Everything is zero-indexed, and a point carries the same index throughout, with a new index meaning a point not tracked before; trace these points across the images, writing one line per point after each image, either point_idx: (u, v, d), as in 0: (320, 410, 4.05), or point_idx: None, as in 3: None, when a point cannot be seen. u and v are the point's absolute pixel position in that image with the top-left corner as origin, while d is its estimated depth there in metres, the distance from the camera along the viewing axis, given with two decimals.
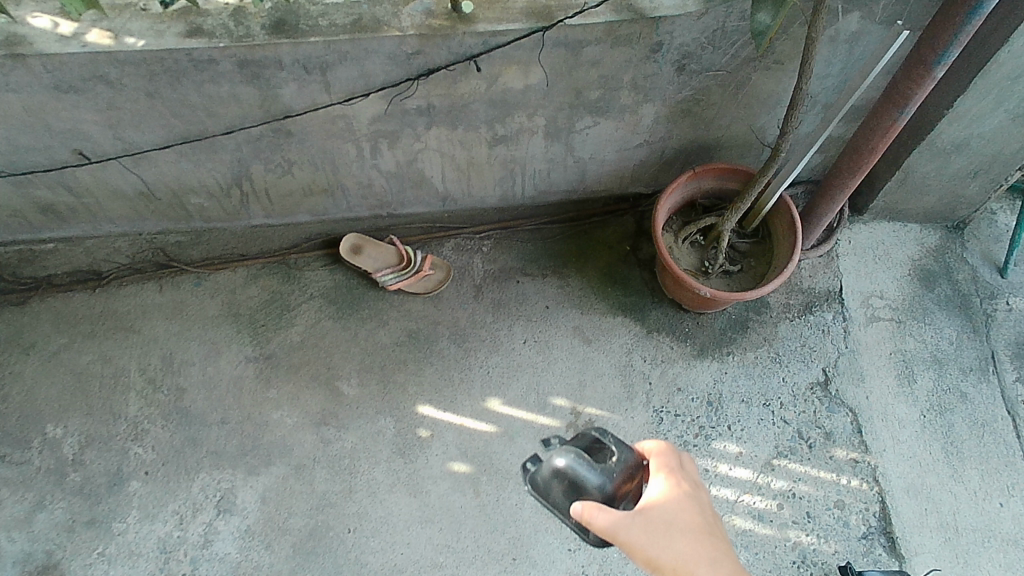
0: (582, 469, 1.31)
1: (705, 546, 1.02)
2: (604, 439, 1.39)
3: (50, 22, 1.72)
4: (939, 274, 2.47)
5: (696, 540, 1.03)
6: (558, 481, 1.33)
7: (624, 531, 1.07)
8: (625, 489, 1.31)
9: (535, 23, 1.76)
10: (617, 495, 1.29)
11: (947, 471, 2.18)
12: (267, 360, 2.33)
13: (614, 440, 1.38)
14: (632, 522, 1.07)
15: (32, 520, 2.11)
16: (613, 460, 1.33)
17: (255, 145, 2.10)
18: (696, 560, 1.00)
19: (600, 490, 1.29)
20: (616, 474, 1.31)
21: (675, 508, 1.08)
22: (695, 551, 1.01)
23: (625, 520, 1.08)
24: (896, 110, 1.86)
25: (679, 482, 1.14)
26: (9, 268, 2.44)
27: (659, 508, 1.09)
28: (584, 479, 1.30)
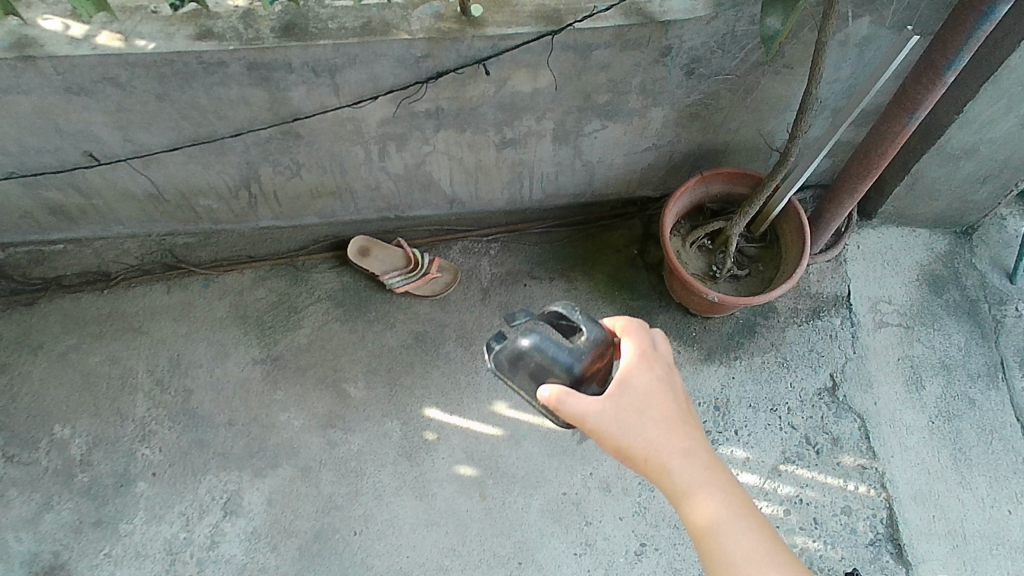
0: (552, 352, 1.37)
1: (676, 433, 1.19)
2: (570, 315, 1.43)
3: (61, 24, 1.72)
4: (948, 279, 2.46)
5: (667, 427, 1.20)
6: (526, 359, 1.38)
7: (595, 417, 1.23)
8: (591, 367, 1.38)
9: (545, 26, 1.75)
10: (585, 376, 1.37)
11: (955, 478, 2.17)
12: (274, 362, 2.33)
13: (582, 317, 1.42)
14: (605, 412, 1.22)
15: (39, 520, 2.12)
16: (582, 340, 1.40)
17: (264, 148, 2.10)
18: (668, 451, 1.17)
19: (568, 371, 1.36)
20: (584, 355, 1.38)
21: (646, 395, 1.23)
22: (666, 439, 1.18)
23: (597, 408, 1.23)
24: (906, 115, 1.86)
25: (650, 365, 1.27)
26: (19, 268, 2.45)
27: (629, 393, 1.24)
28: (553, 364, 1.36)
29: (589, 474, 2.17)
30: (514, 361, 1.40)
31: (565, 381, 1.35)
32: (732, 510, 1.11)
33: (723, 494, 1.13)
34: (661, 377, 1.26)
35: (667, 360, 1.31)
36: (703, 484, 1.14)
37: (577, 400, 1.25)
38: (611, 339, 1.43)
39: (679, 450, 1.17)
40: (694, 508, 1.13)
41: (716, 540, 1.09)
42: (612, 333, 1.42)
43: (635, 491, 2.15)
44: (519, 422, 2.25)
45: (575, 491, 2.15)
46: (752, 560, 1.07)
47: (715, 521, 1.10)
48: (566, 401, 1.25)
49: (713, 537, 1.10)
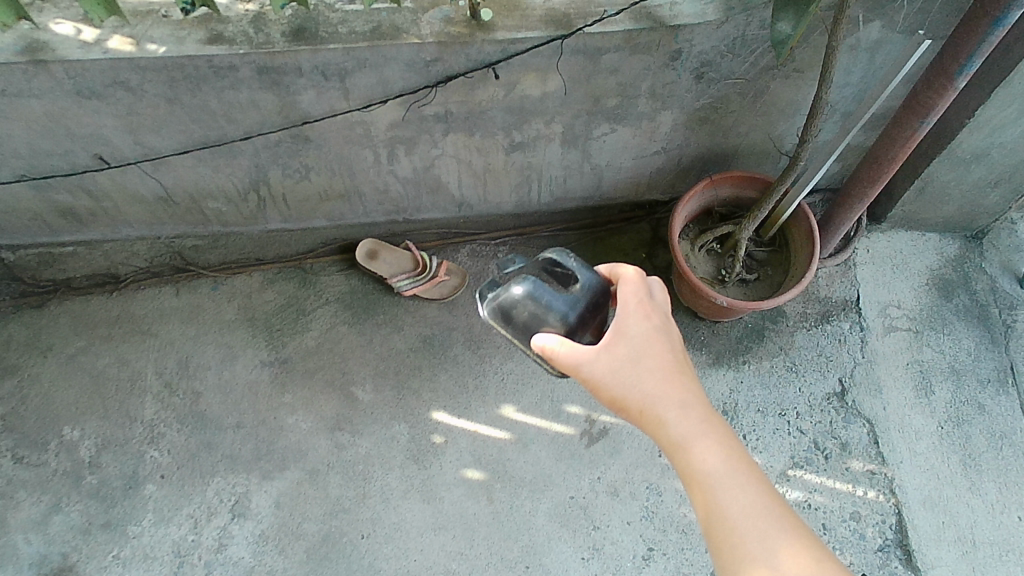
0: (546, 300, 1.33)
1: (671, 383, 1.16)
2: (565, 262, 1.39)
3: (73, 28, 1.73)
4: (957, 284, 2.45)
5: (662, 377, 1.16)
6: (520, 308, 1.34)
7: (590, 367, 1.21)
8: (585, 316, 1.35)
9: (555, 31, 1.75)
10: (579, 326, 1.34)
11: (965, 483, 2.16)
12: (282, 365, 2.33)
13: (577, 264, 1.38)
14: (599, 362, 1.20)
15: (48, 522, 2.12)
16: (577, 289, 1.36)
17: (273, 151, 2.11)
18: (664, 400, 1.14)
19: (563, 320, 1.33)
20: (579, 304, 1.34)
21: (641, 344, 1.20)
22: (661, 388, 1.15)
23: (591, 357, 1.21)
24: (917, 120, 1.85)
25: (647, 315, 1.23)
26: (28, 270, 2.46)
27: (623, 342, 1.20)
28: (548, 313, 1.32)
29: (597, 478, 2.17)
30: (507, 308, 1.35)
31: (560, 331, 1.32)
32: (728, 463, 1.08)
33: (719, 446, 1.09)
34: (658, 326, 1.22)
35: (666, 310, 1.27)
36: (698, 435, 1.10)
37: (570, 349, 1.23)
38: (606, 288, 1.39)
39: (674, 401, 1.14)
40: (689, 458, 1.09)
41: (710, 491, 1.06)
42: (607, 282, 1.38)
43: (643, 496, 2.15)
44: (527, 426, 2.24)
45: (583, 495, 2.15)
46: (748, 514, 1.03)
47: (709, 472, 1.07)
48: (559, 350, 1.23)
49: (708, 491, 1.06)
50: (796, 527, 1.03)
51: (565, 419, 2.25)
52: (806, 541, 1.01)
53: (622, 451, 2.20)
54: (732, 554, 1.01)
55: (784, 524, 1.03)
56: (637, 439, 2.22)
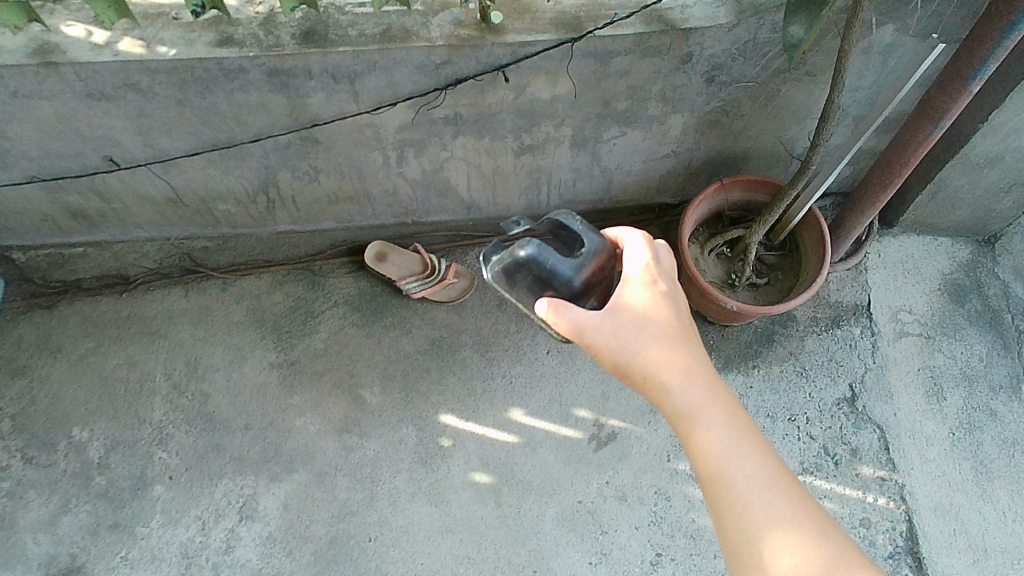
0: (553, 263, 1.23)
1: (677, 352, 1.17)
2: (569, 225, 1.30)
3: (83, 30, 1.73)
4: (969, 289, 2.43)
5: (668, 346, 1.17)
6: (522, 271, 1.24)
7: (594, 332, 1.19)
8: (589, 280, 1.27)
9: (565, 33, 1.75)
10: (582, 289, 1.27)
11: (976, 491, 2.14)
12: (291, 367, 2.33)
13: (582, 227, 1.29)
14: (604, 327, 1.19)
15: (57, 522, 2.13)
16: (583, 251, 1.27)
17: (283, 153, 2.11)
18: (668, 369, 1.15)
19: (566, 285, 1.25)
20: (585, 267, 1.26)
21: (647, 312, 1.20)
22: (665, 356, 1.16)
23: (595, 321, 1.19)
24: (930, 124, 1.83)
25: (654, 282, 1.23)
26: (39, 271, 2.47)
27: (629, 309, 1.20)
28: (553, 276, 1.24)
29: (605, 482, 2.16)
30: (509, 272, 1.24)
31: (562, 296, 1.25)
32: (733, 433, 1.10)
33: (723, 415, 1.11)
34: (664, 294, 1.22)
35: (672, 277, 1.26)
36: (703, 404, 1.12)
37: (575, 314, 1.18)
38: (610, 250, 1.31)
39: (679, 370, 1.16)
40: (694, 426, 1.11)
41: (716, 459, 1.07)
42: (610, 244, 1.30)
43: (651, 500, 2.14)
44: (535, 429, 2.24)
45: (591, 499, 2.14)
46: (754, 481, 1.05)
47: (714, 439, 1.09)
48: (564, 314, 1.18)
49: (714, 459, 1.07)
50: (800, 497, 1.05)
51: (573, 423, 2.24)
52: (808, 509, 1.04)
53: (630, 455, 2.19)
54: (738, 523, 1.03)
55: (789, 494, 1.05)
56: (645, 443, 2.21)
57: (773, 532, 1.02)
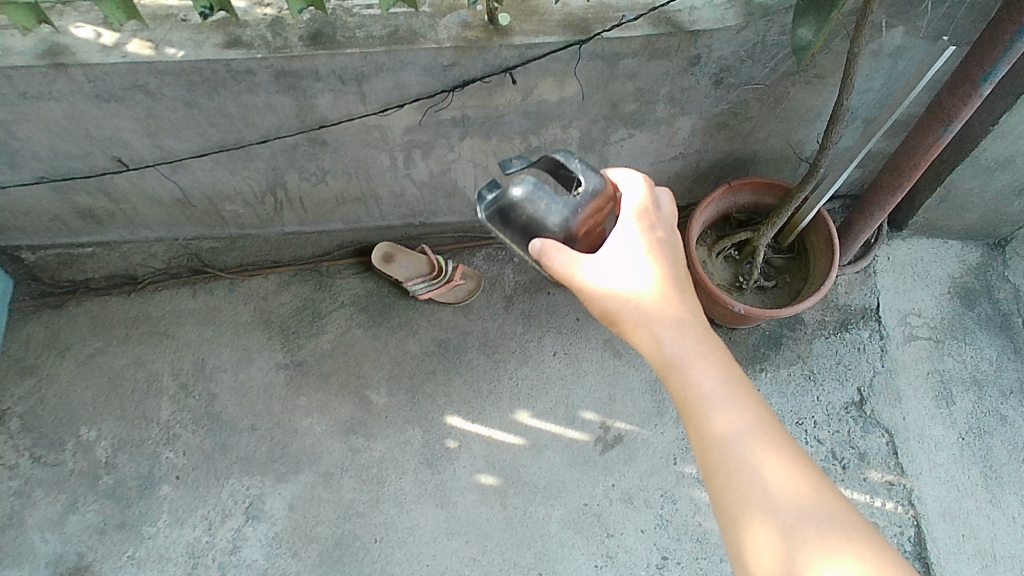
0: (544, 206, 1.21)
1: (670, 303, 1.14)
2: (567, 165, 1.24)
3: (93, 32, 1.74)
4: (980, 293, 2.41)
5: (661, 296, 1.14)
6: (514, 213, 1.23)
7: (585, 276, 1.17)
8: (587, 224, 1.23)
9: (573, 35, 1.74)
10: (579, 233, 1.22)
11: (985, 496, 2.12)
12: (298, 368, 2.33)
13: (580, 166, 1.24)
14: (596, 272, 1.16)
15: (64, 521, 2.14)
16: (580, 192, 1.22)
17: (290, 154, 2.11)
18: (659, 319, 1.13)
19: (562, 227, 1.21)
20: (581, 211, 1.21)
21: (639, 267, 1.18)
22: (656, 306, 1.14)
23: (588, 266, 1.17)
24: (940, 127, 1.82)
25: (647, 228, 1.21)
26: (48, 271, 2.49)
27: (624, 256, 1.18)
28: (545, 220, 1.21)
29: (611, 485, 2.16)
30: (505, 213, 1.23)
31: (558, 238, 1.21)
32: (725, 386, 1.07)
33: (715, 369, 1.09)
34: (658, 240, 1.20)
35: (667, 224, 1.24)
36: (693, 356, 1.09)
37: (566, 258, 1.17)
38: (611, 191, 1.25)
39: (671, 322, 1.12)
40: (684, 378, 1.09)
41: (705, 414, 1.05)
42: (611, 186, 1.25)
43: (658, 503, 2.13)
44: (542, 431, 2.23)
45: (597, 502, 2.14)
46: (743, 437, 1.03)
47: (704, 393, 1.07)
48: (555, 257, 1.17)
49: (703, 413, 1.05)
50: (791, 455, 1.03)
51: (580, 426, 2.24)
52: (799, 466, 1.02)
53: (637, 458, 2.19)
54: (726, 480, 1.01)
55: (779, 450, 1.03)
56: (652, 446, 2.20)
57: (763, 492, 0.99)
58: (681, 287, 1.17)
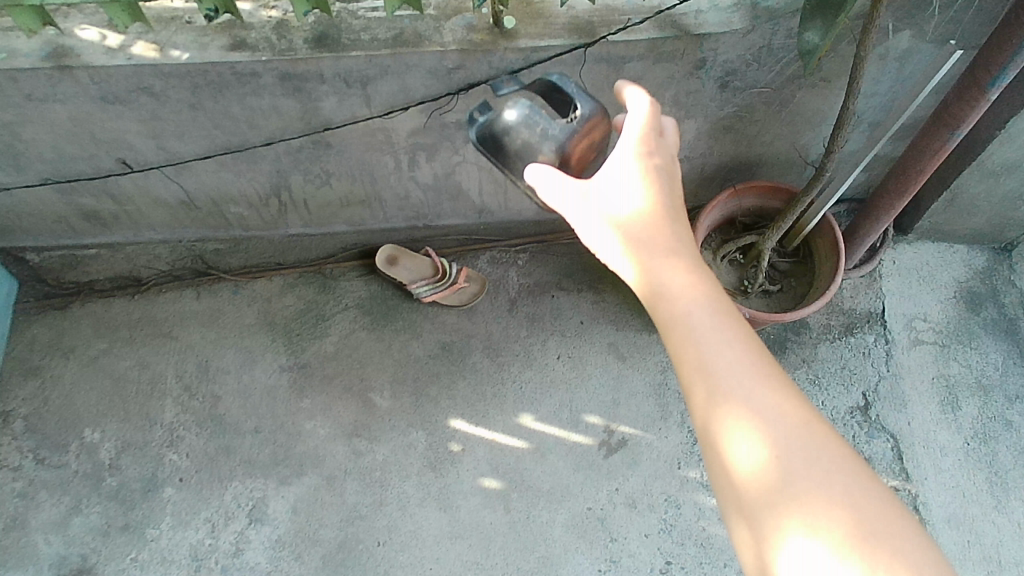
0: (541, 126, 1.29)
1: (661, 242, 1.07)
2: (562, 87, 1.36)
3: (98, 34, 1.74)
4: (985, 297, 2.40)
5: (653, 234, 1.07)
6: (513, 136, 1.31)
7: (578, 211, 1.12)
8: (580, 148, 1.30)
9: (578, 38, 1.74)
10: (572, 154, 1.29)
11: (991, 502, 2.11)
12: (301, 370, 2.33)
13: (575, 90, 1.35)
14: (586, 208, 1.12)
15: (68, 523, 2.14)
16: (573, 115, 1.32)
17: (295, 156, 2.11)
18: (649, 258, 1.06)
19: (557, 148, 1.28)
20: (577, 133, 1.30)
21: (633, 198, 1.10)
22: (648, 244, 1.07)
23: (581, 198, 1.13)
24: (947, 131, 1.81)
25: (648, 155, 1.13)
26: (52, 272, 2.49)
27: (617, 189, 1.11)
28: (543, 142, 1.28)
29: (615, 489, 2.15)
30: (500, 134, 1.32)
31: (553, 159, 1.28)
32: (718, 329, 0.98)
33: (709, 310, 1.00)
34: (657, 169, 1.12)
35: (667, 154, 1.16)
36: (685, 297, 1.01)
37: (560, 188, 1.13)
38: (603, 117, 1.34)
39: (663, 261, 1.05)
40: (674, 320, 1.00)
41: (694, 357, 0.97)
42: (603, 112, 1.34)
43: (661, 508, 2.12)
44: (545, 435, 2.23)
45: (601, 506, 2.13)
46: (732, 383, 0.94)
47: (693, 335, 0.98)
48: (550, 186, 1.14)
49: (692, 355, 0.97)
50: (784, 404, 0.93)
51: (584, 429, 2.23)
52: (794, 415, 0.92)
53: (641, 462, 2.18)
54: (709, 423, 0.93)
55: (772, 398, 0.93)
56: (656, 450, 2.20)
57: (745, 438, 0.91)
58: (674, 223, 1.10)
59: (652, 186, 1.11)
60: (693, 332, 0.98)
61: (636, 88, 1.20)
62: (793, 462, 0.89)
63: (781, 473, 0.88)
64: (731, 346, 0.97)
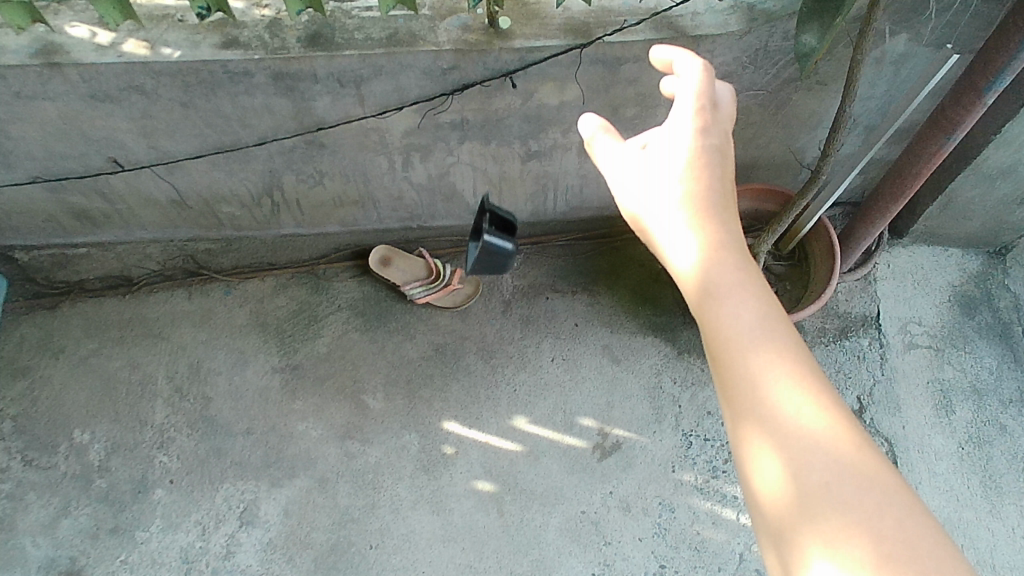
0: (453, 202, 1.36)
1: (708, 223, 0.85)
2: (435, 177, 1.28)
3: (88, 31, 1.72)
4: (980, 301, 2.40)
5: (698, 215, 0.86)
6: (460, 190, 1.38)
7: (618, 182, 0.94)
8: None
9: (574, 39, 1.72)
10: None
11: (985, 506, 2.11)
12: (293, 371, 2.31)
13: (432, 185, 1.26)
14: (625, 180, 0.93)
15: (57, 525, 2.12)
16: None
17: (288, 156, 2.09)
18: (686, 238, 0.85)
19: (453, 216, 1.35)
20: None
21: (673, 177, 0.88)
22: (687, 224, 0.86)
23: (622, 169, 0.95)
24: (943, 136, 1.81)
25: (703, 129, 0.90)
26: (42, 271, 2.46)
27: (658, 161, 0.91)
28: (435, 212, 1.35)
29: (609, 492, 2.14)
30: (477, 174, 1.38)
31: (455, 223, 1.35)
32: (762, 336, 0.79)
33: (754, 303, 0.80)
34: (710, 148, 0.89)
35: (725, 126, 0.92)
36: (728, 286, 0.82)
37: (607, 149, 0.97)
38: None
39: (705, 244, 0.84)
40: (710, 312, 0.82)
41: (727, 352, 0.79)
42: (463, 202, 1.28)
43: (656, 511, 2.11)
44: (539, 438, 2.22)
45: (595, 509, 2.12)
46: (769, 389, 0.76)
47: (729, 328, 0.79)
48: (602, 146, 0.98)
49: (727, 350, 0.79)
50: (836, 429, 0.74)
51: (578, 432, 2.22)
52: (843, 442, 0.73)
53: (635, 465, 2.17)
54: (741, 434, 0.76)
55: (820, 418, 0.74)
56: (650, 453, 2.19)
57: (779, 460, 0.73)
58: (725, 210, 0.87)
59: (699, 166, 0.88)
60: (729, 335, 0.79)
61: (685, 50, 0.96)
62: (855, 519, 0.68)
63: (829, 522, 0.69)
64: (776, 356, 0.77)
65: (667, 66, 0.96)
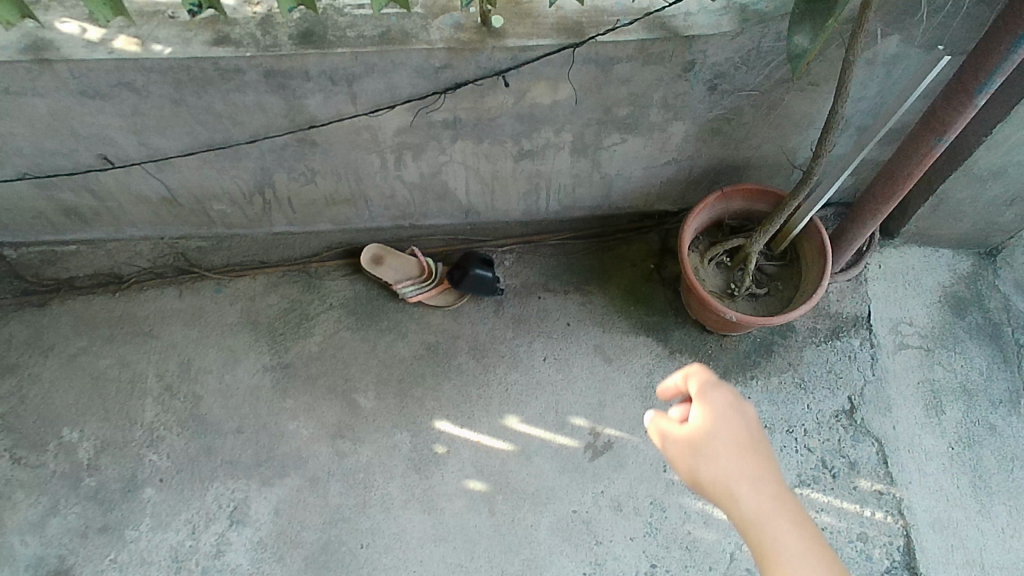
0: None
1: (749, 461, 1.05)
2: None
3: (78, 27, 1.71)
4: (970, 301, 2.41)
5: (738, 454, 1.05)
6: None
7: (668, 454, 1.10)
8: None
9: (566, 39, 1.72)
10: None
11: (974, 506, 2.12)
12: (284, 370, 2.31)
13: None
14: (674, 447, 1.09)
15: (45, 524, 2.10)
16: None
17: (279, 154, 2.08)
18: (735, 477, 1.04)
19: None
20: None
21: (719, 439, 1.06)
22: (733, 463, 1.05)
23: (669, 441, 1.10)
24: (934, 137, 1.82)
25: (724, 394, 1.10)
26: (31, 269, 2.45)
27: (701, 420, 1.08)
28: None
29: (600, 492, 2.14)
30: None
31: None
32: (805, 554, 0.97)
33: (792, 524, 1.00)
34: (735, 405, 1.09)
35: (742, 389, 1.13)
36: (769, 512, 1.01)
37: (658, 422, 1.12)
38: None
39: (750, 476, 1.04)
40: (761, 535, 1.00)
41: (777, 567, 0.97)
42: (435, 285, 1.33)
43: (647, 511, 2.12)
44: (531, 437, 2.21)
45: (586, 509, 2.12)
46: None
47: (778, 547, 0.98)
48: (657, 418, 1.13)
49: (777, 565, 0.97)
50: None
51: (569, 432, 2.22)
52: None
53: (626, 465, 2.17)
54: None
55: None
56: (641, 453, 2.19)
57: None
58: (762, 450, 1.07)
59: (734, 423, 1.08)
60: (781, 557, 0.97)
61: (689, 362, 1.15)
62: None
63: None
64: (818, 563, 0.96)
65: (673, 386, 1.14)
